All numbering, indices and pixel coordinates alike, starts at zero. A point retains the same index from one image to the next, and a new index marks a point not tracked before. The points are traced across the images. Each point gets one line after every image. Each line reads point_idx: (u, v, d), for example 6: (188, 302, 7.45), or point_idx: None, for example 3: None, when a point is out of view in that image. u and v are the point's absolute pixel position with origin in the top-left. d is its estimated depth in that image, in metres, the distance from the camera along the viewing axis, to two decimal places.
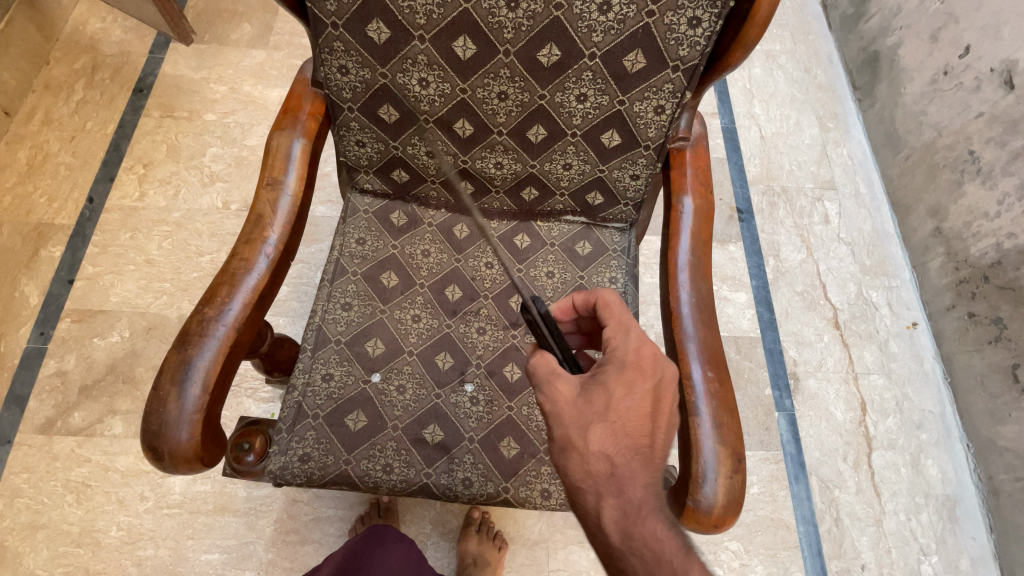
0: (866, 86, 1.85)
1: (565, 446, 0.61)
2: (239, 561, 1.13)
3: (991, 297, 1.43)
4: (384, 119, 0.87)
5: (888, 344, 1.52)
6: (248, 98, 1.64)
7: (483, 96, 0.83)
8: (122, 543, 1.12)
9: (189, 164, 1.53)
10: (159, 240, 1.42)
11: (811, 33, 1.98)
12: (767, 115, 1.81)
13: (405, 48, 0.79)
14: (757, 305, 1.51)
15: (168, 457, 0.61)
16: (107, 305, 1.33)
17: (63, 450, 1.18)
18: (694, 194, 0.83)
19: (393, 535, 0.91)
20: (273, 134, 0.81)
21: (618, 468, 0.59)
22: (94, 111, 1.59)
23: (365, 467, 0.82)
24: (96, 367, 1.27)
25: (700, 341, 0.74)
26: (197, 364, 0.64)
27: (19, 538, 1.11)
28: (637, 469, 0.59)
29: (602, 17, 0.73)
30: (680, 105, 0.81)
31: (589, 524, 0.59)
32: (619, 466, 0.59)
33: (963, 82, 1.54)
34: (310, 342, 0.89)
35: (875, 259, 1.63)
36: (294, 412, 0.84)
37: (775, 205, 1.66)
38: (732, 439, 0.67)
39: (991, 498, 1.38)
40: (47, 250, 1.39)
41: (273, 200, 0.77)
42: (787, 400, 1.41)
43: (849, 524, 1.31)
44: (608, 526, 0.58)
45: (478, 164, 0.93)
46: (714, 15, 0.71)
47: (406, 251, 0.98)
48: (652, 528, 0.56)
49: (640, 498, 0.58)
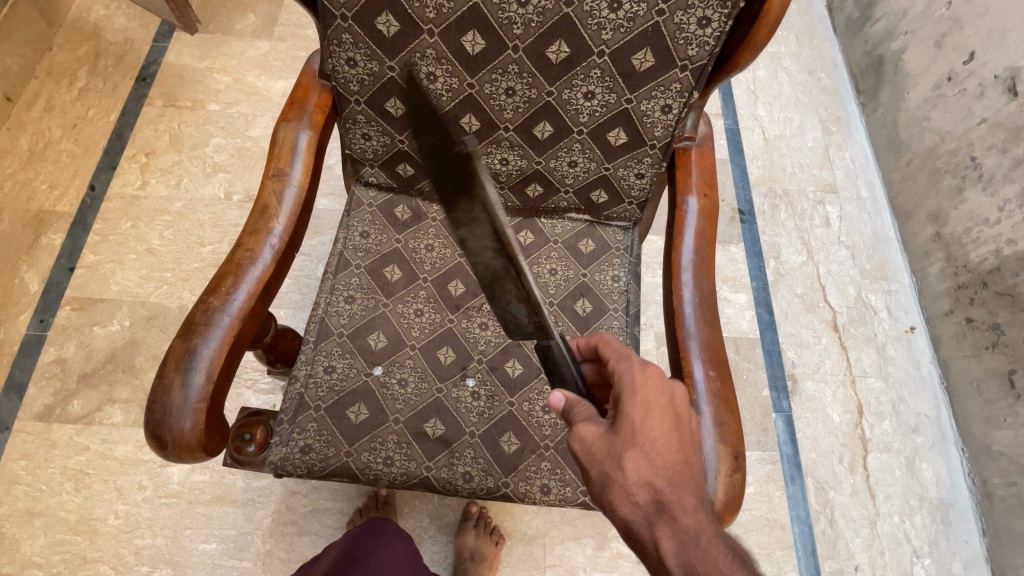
0: (870, 90, 1.85)
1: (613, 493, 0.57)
2: (237, 551, 1.13)
3: (989, 303, 1.44)
4: (391, 112, 0.87)
5: (885, 348, 1.53)
6: (252, 89, 1.64)
7: (491, 91, 0.83)
8: (120, 531, 1.12)
9: (191, 154, 1.52)
10: (161, 229, 1.42)
11: (816, 36, 1.98)
12: (770, 117, 1.81)
13: (414, 41, 0.79)
14: (757, 307, 1.52)
15: (171, 444, 0.61)
16: (107, 293, 1.33)
17: (62, 437, 1.18)
18: (698, 194, 0.84)
19: (391, 530, 0.92)
20: (280, 125, 0.81)
21: (662, 486, 0.54)
22: (96, 99, 1.58)
23: (366, 460, 0.83)
24: (96, 355, 1.26)
25: (702, 340, 0.74)
26: (202, 353, 0.64)
27: (17, 525, 1.11)
28: (675, 486, 0.54)
29: (613, 15, 0.73)
30: (687, 104, 0.81)
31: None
32: (662, 485, 0.54)
33: (967, 88, 1.54)
34: (313, 334, 0.89)
35: (874, 263, 1.64)
36: (295, 403, 0.84)
37: (777, 207, 1.67)
38: (733, 437, 0.68)
39: (985, 502, 1.39)
40: (47, 237, 1.39)
41: (279, 191, 0.77)
42: (785, 401, 1.42)
43: (843, 525, 1.32)
44: None
45: (484, 159, 0.93)
46: (723, 15, 0.71)
47: (410, 245, 0.98)
48: (711, 552, 0.50)
49: (687, 518, 0.53)
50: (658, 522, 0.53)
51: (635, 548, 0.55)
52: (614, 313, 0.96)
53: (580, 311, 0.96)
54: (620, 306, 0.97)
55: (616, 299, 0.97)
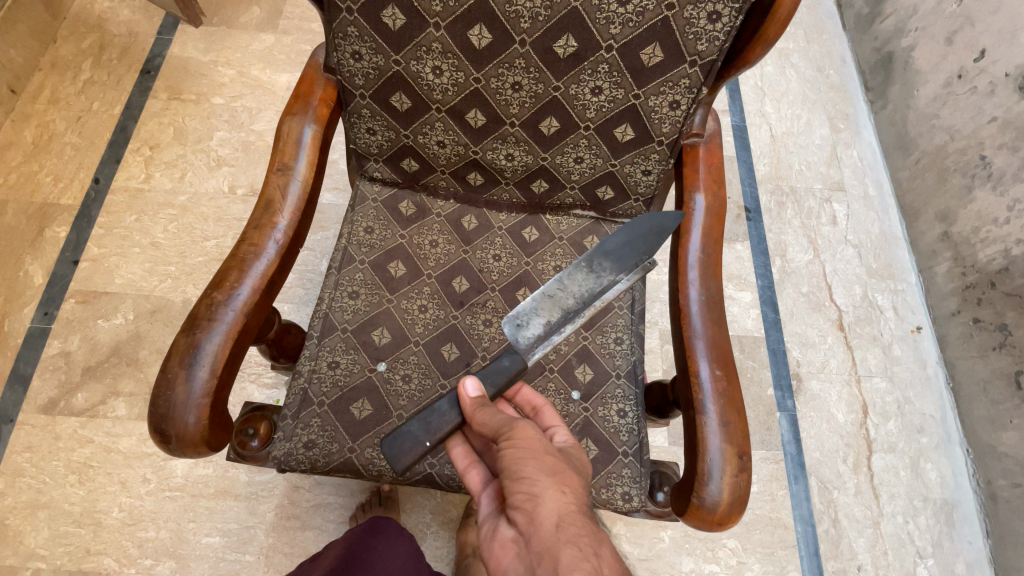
0: (878, 87, 1.83)
1: (554, 466, 0.59)
2: (240, 545, 1.14)
3: (997, 303, 1.42)
4: (396, 107, 0.87)
5: (891, 347, 1.52)
6: (256, 83, 1.63)
7: (497, 86, 0.82)
8: (123, 524, 1.13)
9: (196, 148, 1.52)
10: (165, 223, 1.42)
11: (825, 32, 1.96)
12: (778, 114, 1.80)
13: (420, 35, 0.78)
14: (763, 305, 1.51)
15: (175, 439, 0.61)
16: (111, 287, 1.33)
17: (66, 430, 1.19)
18: (706, 191, 0.83)
19: (394, 529, 0.92)
20: (284, 119, 0.80)
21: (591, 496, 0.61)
22: (100, 92, 1.58)
23: (369, 456, 0.82)
24: (100, 348, 1.27)
25: (708, 339, 0.74)
26: (205, 348, 0.64)
27: (21, 517, 1.11)
28: None
29: (621, 9, 0.72)
30: (696, 100, 0.80)
31: (581, 550, 0.51)
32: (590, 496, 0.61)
33: (977, 86, 1.53)
34: (317, 329, 0.88)
35: (881, 262, 1.62)
36: (299, 399, 0.84)
37: (783, 205, 1.65)
38: (739, 438, 0.67)
39: (989, 504, 1.38)
40: (51, 230, 1.39)
41: (283, 185, 0.77)
42: (789, 401, 1.41)
43: (847, 526, 1.31)
44: (605, 556, 0.52)
45: (489, 154, 0.92)
46: (734, 10, 0.70)
47: (414, 241, 0.97)
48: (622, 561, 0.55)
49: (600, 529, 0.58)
50: (579, 520, 0.54)
51: (558, 525, 0.53)
52: (619, 310, 0.95)
53: None
54: (625, 304, 0.96)
55: (622, 296, 0.96)
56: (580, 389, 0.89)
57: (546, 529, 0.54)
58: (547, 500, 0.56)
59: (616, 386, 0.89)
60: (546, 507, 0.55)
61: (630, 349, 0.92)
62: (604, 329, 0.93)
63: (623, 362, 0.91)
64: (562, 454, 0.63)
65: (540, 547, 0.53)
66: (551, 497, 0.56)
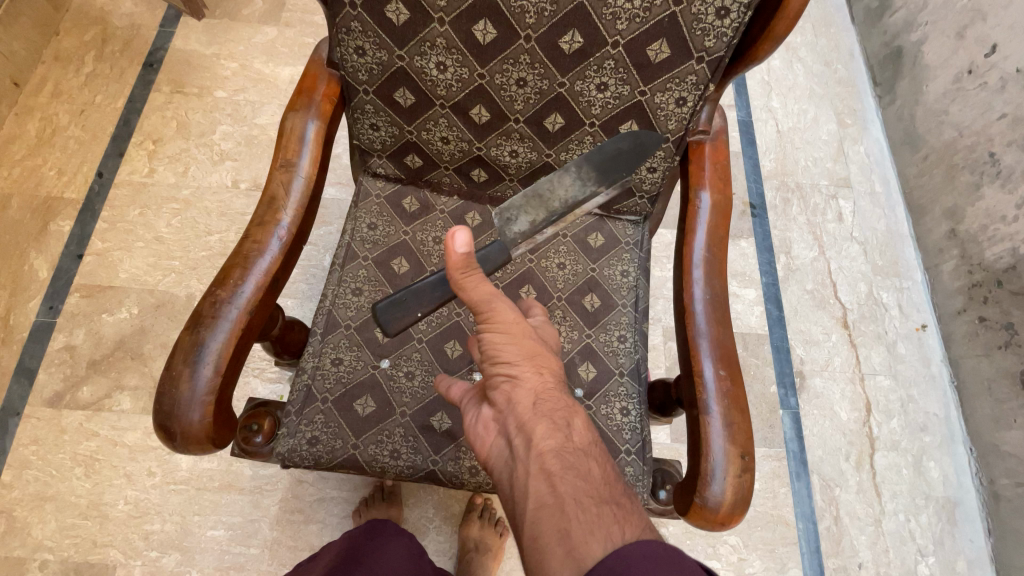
0: (887, 82, 1.81)
1: (533, 350, 0.60)
2: (245, 538, 1.15)
3: (1004, 302, 1.42)
4: (400, 102, 0.86)
5: (896, 345, 1.51)
6: (259, 76, 1.62)
7: (501, 82, 0.82)
8: (129, 516, 1.14)
9: (199, 141, 1.52)
10: (168, 217, 1.42)
11: (833, 25, 1.94)
12: (784, 109, 1.78)
13: (424, 30, 0.77)
14: (767, 302, 1.50)
15: (180, 437, 0.61)
16: (115, 281, 1.33)
17: (71, 424, 1.20)
18: (712, 189, 0.82)
19: (393, 530, 0.94)
20: (287, 115, 0.80)
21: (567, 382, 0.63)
22: (103, 85, 1.57)
23: (372, 452, 0.83)
24: (105, 342, 1.27)
25: (713, 337, 0.73)
26: (209, 346, 0.64)
27: (27, 509, 1.13)
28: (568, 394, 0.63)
29: (628, 4, 0.71)
30: (703, 97, 0.79)
31: (553, 420, 0.55)
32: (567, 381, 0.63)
33: (988, 82, 1.51)
34: (321, 325, 0.88)
35: (887, 259, 1.61)
36: (303, 395, 0.84)
37: (789, 201, 1.64)
38: (742, 438, 0.67)
39: (991, 502, 1.38)
40: (56, 224, 1.39)
41: (286, 181, 0.77)
42: (792, 398, 1.41)
43: (848, 523, 1.31)
44: (575, 426, 0.56)
45: (493, 151, 0.91)
46: (742, 6, 0.69)
47: (418, 238, 0.97)
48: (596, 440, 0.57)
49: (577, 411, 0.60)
50: (553, 397, 0.57)
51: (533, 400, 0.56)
52: (623, 308, 0.95)
53: (588, 306, 0.94)
54: (629, 301, 0.95)
55: (626, 294, 0.96)
56: (583, 387, 0.89)
57: (522, 406, 0.56)
58: (523, 382, 0.58)
59: (619, 384, 0.89)
60: (522, 388, 0.57)
61: (633, 347, 0.92)
62: (607, 327, 0.93)
63: (627, 360, 0.91)
64: (540, 338, 0.63)
65: (516, 421, 0.56)
66: (529, 381, 0.58)
